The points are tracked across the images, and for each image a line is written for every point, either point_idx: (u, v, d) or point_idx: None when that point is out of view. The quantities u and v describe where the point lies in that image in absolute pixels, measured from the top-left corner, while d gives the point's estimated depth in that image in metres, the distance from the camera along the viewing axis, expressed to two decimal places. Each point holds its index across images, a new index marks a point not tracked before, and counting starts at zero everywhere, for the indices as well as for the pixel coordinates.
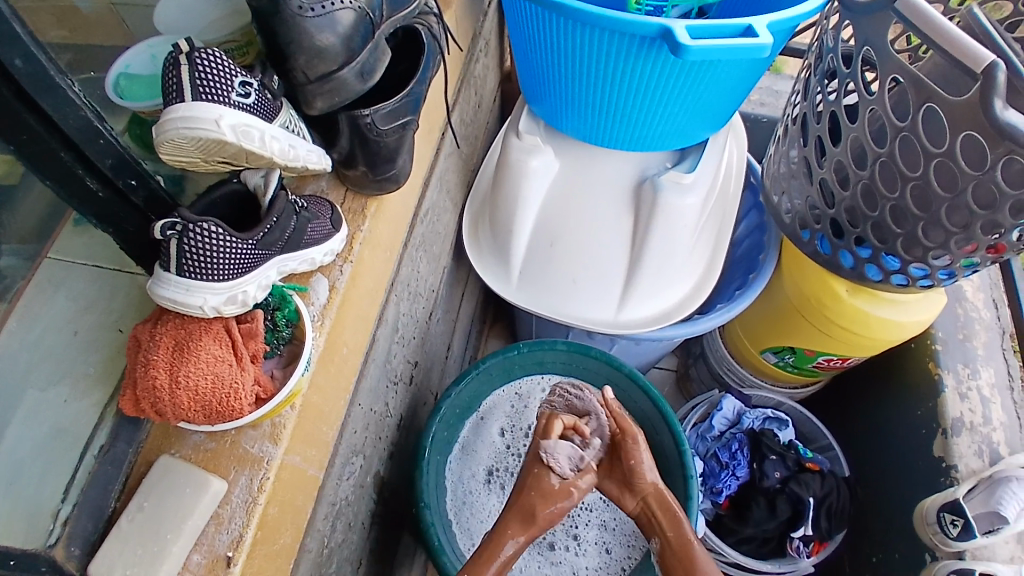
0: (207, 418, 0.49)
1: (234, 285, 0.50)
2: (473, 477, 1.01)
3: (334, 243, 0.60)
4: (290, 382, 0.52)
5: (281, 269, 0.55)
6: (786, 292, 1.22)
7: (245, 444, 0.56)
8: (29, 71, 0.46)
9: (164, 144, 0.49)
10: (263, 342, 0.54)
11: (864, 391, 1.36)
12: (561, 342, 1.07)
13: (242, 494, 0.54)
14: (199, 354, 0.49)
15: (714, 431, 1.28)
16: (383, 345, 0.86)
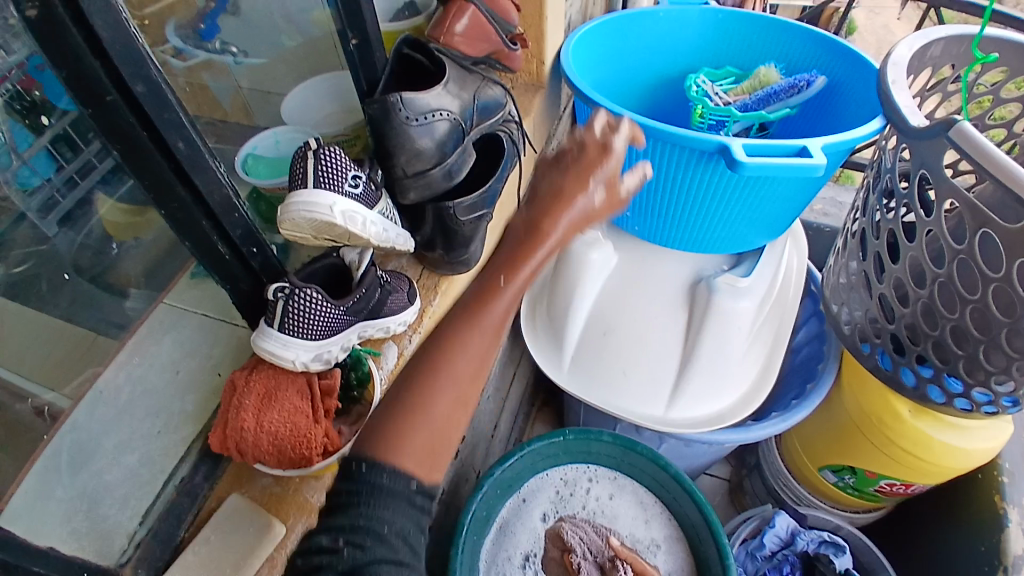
0: (280, 461, 0.58)
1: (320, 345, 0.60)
2: (508, 560, 0.98)
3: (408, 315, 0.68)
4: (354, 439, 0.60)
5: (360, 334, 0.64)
6: (848, 410, 1.19)
7: (306, 493, 0.63)
8: (188, 154, 0.56)
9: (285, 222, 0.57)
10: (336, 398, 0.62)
11: (927, 520, 1.26)
12: (608, 434, 1.06)
13: (296, 540, 0.62)
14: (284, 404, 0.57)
15: (766, 550, 1.21)
16: None
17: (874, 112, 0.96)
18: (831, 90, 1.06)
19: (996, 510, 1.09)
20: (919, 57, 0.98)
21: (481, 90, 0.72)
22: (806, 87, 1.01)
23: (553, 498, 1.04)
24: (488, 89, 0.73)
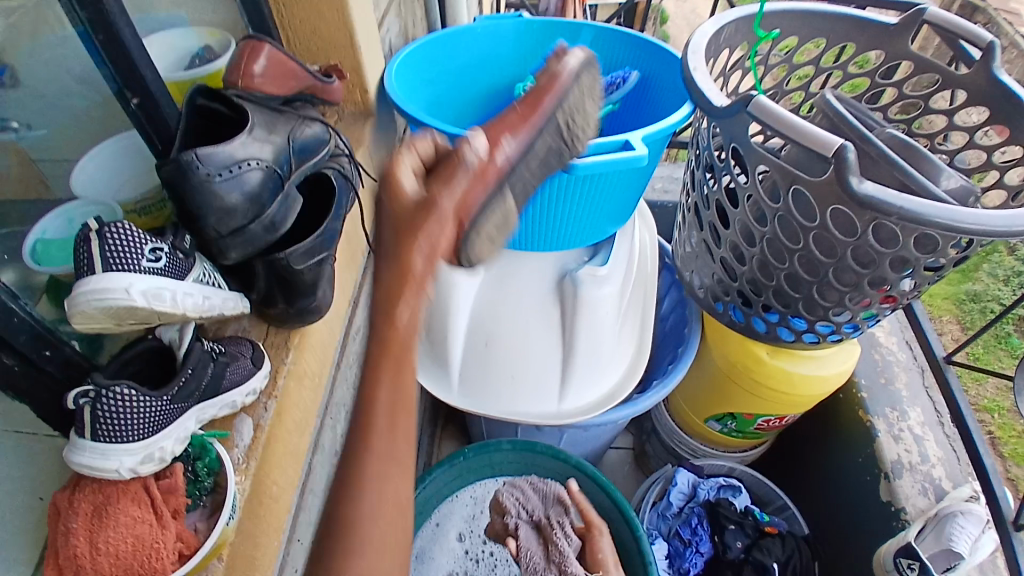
0: None
1: (150, 443, 0.49)
2: None
3: (258, 382, 0.61)
4: (214, 533, 0.51)
5: (201, 417, 0.56)
6: (717, 361, 1.29)
7: None
8: None
9: (73, 316, 0.51)
10: (185, 495, 0.52)
11: (808, 442, 1.41)
12: (506, 442, 1.07)
13: None
14: (118, 518, 0.47)
15: (674, 508, 1.24)
16: (321, 472, 0.85)
17: (682, 100, 1.06)
18: (644, 85, 1.15)
19: (862, 423, 1.24)
20: (716, 40, 1.06)
21: (296, 130, 0.69)
22: (622, 83, 1.13)
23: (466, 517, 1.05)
24: (305, 127, 0.70)
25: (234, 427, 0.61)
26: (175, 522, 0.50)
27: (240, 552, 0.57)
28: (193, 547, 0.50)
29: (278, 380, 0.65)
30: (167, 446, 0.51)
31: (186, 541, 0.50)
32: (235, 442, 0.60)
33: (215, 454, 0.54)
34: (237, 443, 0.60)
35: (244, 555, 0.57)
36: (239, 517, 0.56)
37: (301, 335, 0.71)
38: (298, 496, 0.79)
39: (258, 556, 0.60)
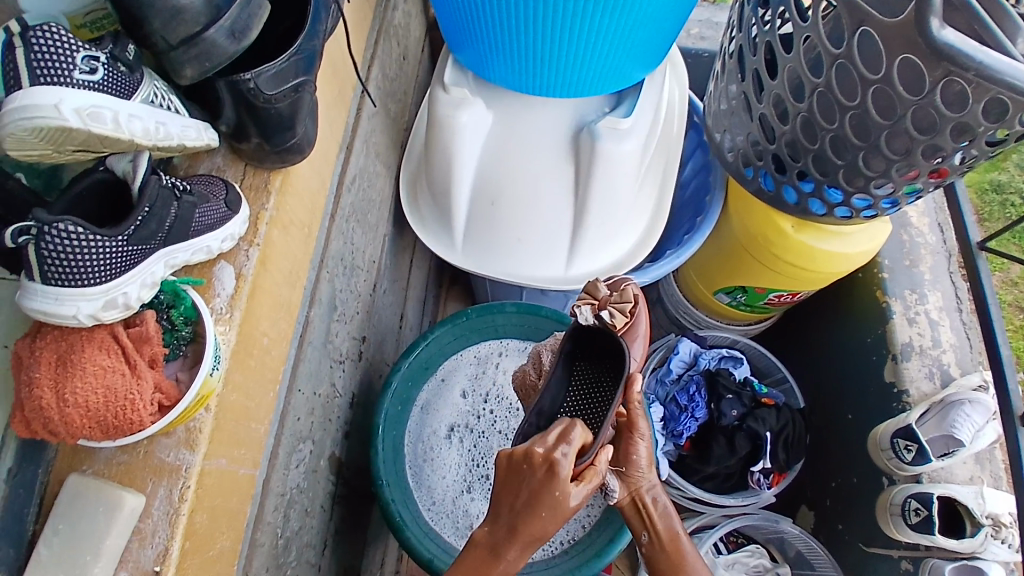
0: (108, 434, 0.45)
1: (112, 285, 0.46)
2: (434, 436, 0.98)
3: (235, 228, 0.55)
4: (191, 385, 0.47)
5: (173, 262, 0.51)
6: (734, 231, 1.21)
7: (160, 454, 0.49)
8: None
9: (5, 142, 0.46)
10: (161, 345, 0.49)
11: (814, 318, 1.39)
12: (510, 305, 1.04)
13: (163, 506, 0.48)
14: (83, 368, 0.44)
15: (672, 374, 1.26)
16: (320, 326, 0.82)
17: None
18: None
19: (879, 305, 1.20)
20: None
21: None
22: None
23: (469, 374, 1.02)
24: None
25: (215, 275, 0.56)
26: (152, 373, 0.47)
27: (228, 400, 0.53)
28: (172, 400, 0.47)
29: (260, 227, 0.59)
30: (130, 291, 0.47)
31: (165, 393, 0.47)
32: (214, 294, 0.55)
33: (189, 303, 0.50)
34: (219, 293, 0.55)
35: (238, 404, 0.55)
36: (226, 368, 0.53)
37: (285, 177, 0.63)
38: (296, 349, 0.76)
39: (250, 408, 0.57)
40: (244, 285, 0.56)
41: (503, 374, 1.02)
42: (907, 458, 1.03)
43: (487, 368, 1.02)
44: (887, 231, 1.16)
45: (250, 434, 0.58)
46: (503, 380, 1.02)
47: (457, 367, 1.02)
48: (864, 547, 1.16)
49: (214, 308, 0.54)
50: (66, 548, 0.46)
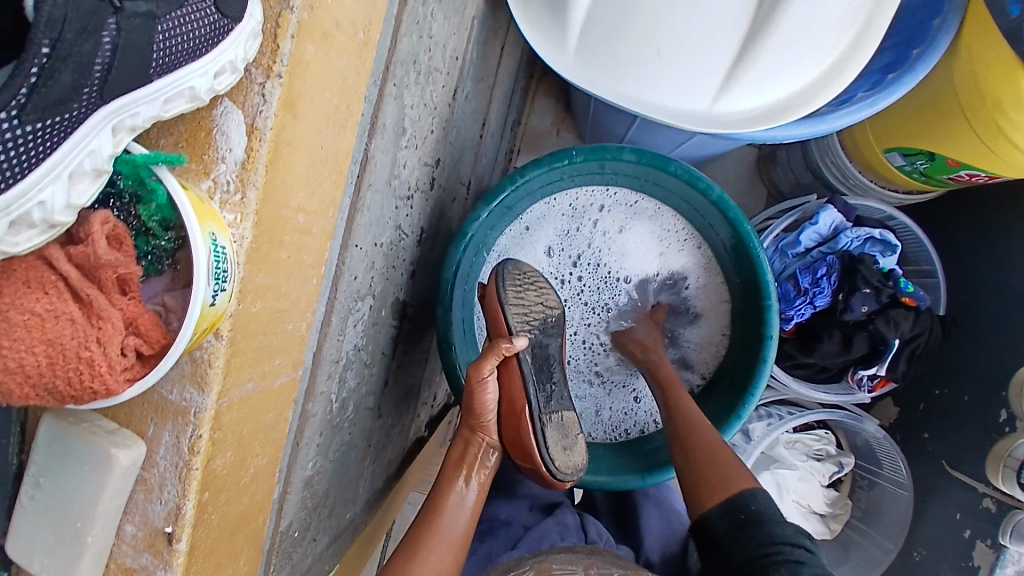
0: (69, 397, 0.34)
1: (25, 191, 0.30)
2: None
3: (235, 53, 0.35)
4: (186, 322, 0.32)
5: (131, 128, 0.35)
6: (957, 79, 0.80)
7: (160, 391, 0.37)
8: None
9: None
10: (126, 261, 0.35)
11: (996, 205, 1.00)
12: (630, 153, 0.76)
13: (169, 454, 0.38)
14: (11, 319, 0.32)
15: (799, 249, 1.03)
16: (383, 160, 0.62)
17: None
18: None
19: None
20: None
21: None
22: None
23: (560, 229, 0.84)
24: None
25: (217, 122, 0.37)
26: (120, 309, 0.34)
27: (249, 314, 0.38)
28: (156, 346, 0.36)
29: (282, 46, 0.36)
30: (55, 195, 0.32)
31: (146, 336, 0.35)
32: (215, 154, 0.37)
33: (162, 195, 0.35)
34: (223, 155, 0.36)
35: (265, 313, 0.40)
36: (244, 271, 0.36)
37: None
38: (351, 194, 0.58)
39: (284, 309, 0.43)
40: (260, 148, 0.36)
41: (602, 234, 0.84)
42: None
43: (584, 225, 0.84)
44: None
45: (286, 338, 0.44)
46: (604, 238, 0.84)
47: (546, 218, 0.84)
48: (945, 466, 1.01)
49: (217, 178, 0.36)
50: (67, 487, 0.38)
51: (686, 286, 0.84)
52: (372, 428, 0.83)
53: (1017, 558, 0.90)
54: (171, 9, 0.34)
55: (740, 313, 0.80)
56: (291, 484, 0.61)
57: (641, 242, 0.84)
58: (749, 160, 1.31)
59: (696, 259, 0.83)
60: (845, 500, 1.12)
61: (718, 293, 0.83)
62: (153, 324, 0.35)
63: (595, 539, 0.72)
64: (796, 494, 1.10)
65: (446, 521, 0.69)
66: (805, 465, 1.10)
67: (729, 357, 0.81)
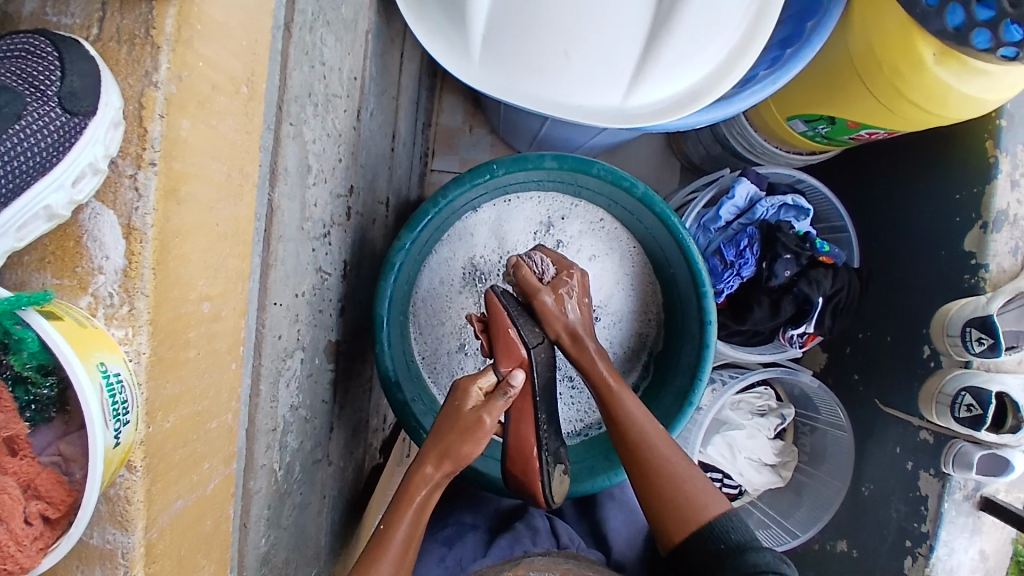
0: None
1: None
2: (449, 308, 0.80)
3: (95, 152, 0.32)
4: (89, 471, 0.28)
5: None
6: (851, 46, 0.83)
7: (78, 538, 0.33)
8: None
9: None
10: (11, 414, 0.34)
11: (891, 158, 1.07)
12: (550, 159, 0.76)
13: None
14: None
15: (720, 223, 1.06)
16: (293, 206, 0.56)
17: None
18: None
19: (983, 161, 0.93)
20: None
21: None
22: None
23: (488, 244, 0.80)
24: None
25: (86, 228, 0.33)
26: (14, 473, 0.33)
27: (162, 433, 0.34)
28: (62, 506, 0.33)
29: (151, 129, 0.32)
30: None
31: (48, 498, 0.33)
32: (91, 265, 0.32)
33: (33, 342, 0.29)
34: (99, 265, 0.32)
35: (183, 422, 0.36)
36: (148, 389, 0.32)
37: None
38: (260, 249, 0.53)
39: (204, 409, 0.38)
40: (144, 251, 0.32)
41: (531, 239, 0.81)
42: (973, 351, 0.88)
43: (513, 234, 0.81)
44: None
45: (211, 437, 0.40)
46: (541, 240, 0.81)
47: (474, 232, 0.80)
48: (878, 403, 1.08)
49: (96, 291, 0.32)
50: None
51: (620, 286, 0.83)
52: (325, 478, 0.78)
53: (961, 483, 0.95)
54: (6, 125, 0.33)
55: (675, 301, 0.81)
56: (246, 568, 0.56)
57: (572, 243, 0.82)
58: (660, 138, 1.33)
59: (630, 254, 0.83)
60: (791, 447, 1.18)
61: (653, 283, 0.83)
62: (55, 483, 0.33)
63: (567, 542, 0.67)
64: (747, 451, 1.14)
65: (405, 534, 0.60)
66: (751, 423, 1.14)
67: (672, 346, 0.82)
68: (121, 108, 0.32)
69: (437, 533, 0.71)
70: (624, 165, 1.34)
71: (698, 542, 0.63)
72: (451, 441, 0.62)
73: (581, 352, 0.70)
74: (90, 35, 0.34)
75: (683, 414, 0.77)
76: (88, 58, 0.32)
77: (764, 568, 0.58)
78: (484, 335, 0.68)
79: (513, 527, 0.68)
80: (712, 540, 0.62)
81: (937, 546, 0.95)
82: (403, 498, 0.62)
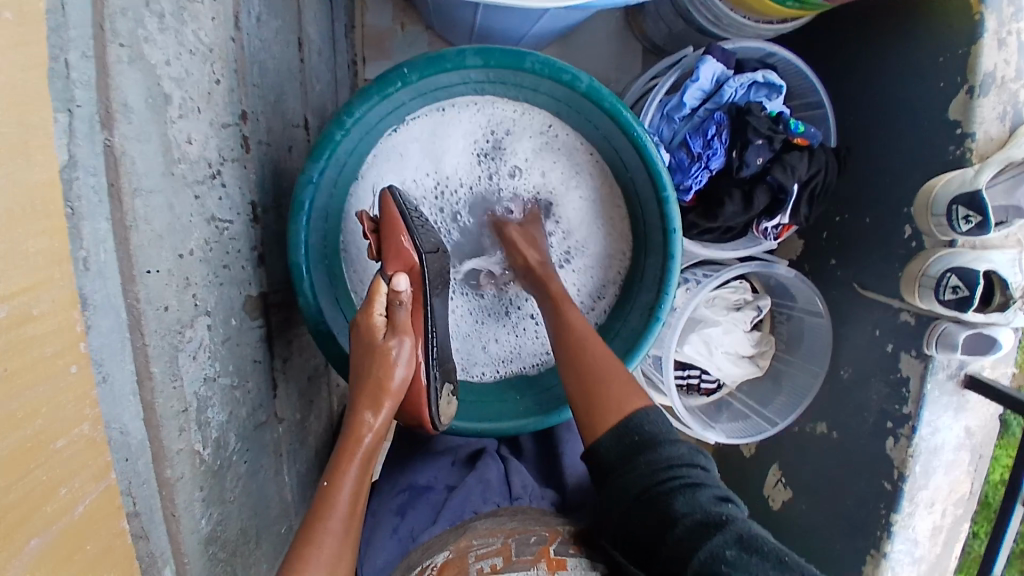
0: None
1: None
2: None
3: None
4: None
5: None
6: None
7: None
8: None
9: None
10: None
11: (873, 18, 0.95)
12: (473, 54, 0.64)
13: None
14: None
15: (685, 111, 0.95)
16: (151, 149, 0.45)
17: None
18: None
19: (967, 18, 0.83)
20: None
21: None
22: None
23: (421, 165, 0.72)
24: None
25: None
26: None
27: None
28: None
29: None
30: None
31: None
32: None
33: None
34: None
35: (11, 453, 0.30)
36: None
37: None
38: (109, 211, 0.41)
39: (41, 429, 0.32)
40: None
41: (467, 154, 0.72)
42: (959, 229, 0.82)
43: (450, 148, 0.72)
44: None
45: (59, 460, 0.33)
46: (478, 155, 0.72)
47: (407, 148, 0.71)
48: (856, 288, 1.03)
49: None
50: None
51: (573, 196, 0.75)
52: (279, 436, 0.73)
53: (946, 363, 0.92)
54: None
55: (634, 209, 0.73)
56: (184, 555, 0.52)
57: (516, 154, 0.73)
58: (618, 14, 1.17)
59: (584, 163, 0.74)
60: (768, 337, 1.15)
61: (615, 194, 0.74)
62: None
63: (520, 492, 0.69)
64: (724, 346, 1.12)
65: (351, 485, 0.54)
66: (727, 318, 1.11)
67: (635, 260, 0.75)
68: None
69: (390, 500, 0.71)
70: (580, 51, 1.18)
71: (642, 456, 0.59)
72: (376, 373, 0.56)
73: (543, 269, 0.70)
74: None
75: (648, 334, 0.72)
76: None
77: (679, 461, 0.58)
78: (375, 237, 0.62)
79: (465, 482, 0.69)
80: (628, 432, 0.61)
81: (920, 426, 0.93)
82: (344, 452, 0.55)
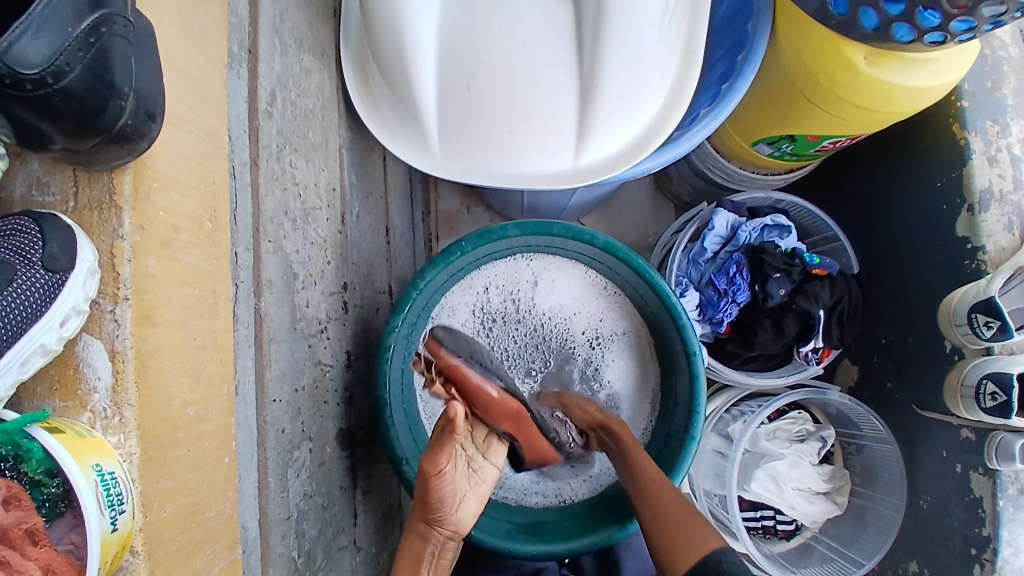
0: None
1: None
2: None
3: (76, 297, 0.38)
4: (88, 551, 0.35)
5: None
6: (786, 67, 0.90)
7: None
8: None
9: None
10: None
11: (874, 167, 1.11)
12: (512, 227, 0.84)
13: None
14: None
15: (707, 254, 1.07)
16: (284, 310, 0.63)
17: None
18: None
19: (954, 143, 0.95)
20: None
21: None
22: None
23: (502, 296, 0.86)
24: None
25: (81, 357, 0.39)
26: None
27: (161, 521, 0.40)
28: None
29: (121, 272, 0.39)
30: None
31: None
32: (87, 387, 0.39)
33: (37, 451, 0.35)
34: (93, 385, 0.39)
35: (180, 511, 0.42)
36: (142, 484, 0.39)
37: (136, 165, 0.41)
38: (253, 353, 0.59)
39: (200, 500, 0.44)
40: (125, 368, 0.39)
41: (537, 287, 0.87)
42: (985, 336, 0.87)
43: (524, 288, 0.87)
44: (973, 57, 0.84)
45: (211, 524, 0.45)
46: (542, 300, 0.87)
47: (489, 281, 0.87)
48: (916, 408, 1.04)
49: (93, 407, 0.39)
50: None
51: (611, 346, 0.86)
52: (357, 564, 0.81)
53: (1013, 477, 0.89)
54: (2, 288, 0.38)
55: (663, 343, 0.84)
56: None
57: (578, 301, 0.86)
58: (648, 182, 1.38)
59: (633, 341, 0.86)
60: (841, 470, 1.12)
61: (652, 374, 0.85)
62: (68, 565, 0.35)
63: None
64: (794, 481, 1.09)
65: None
66: (791, 450, 1.10)
67: (669, 385, 0.84)
68: (96, 260, 0.39)
69: None
70: (619, 214, 1.38)
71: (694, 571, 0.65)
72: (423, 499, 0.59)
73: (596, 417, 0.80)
74: (68, 208, 0.42)
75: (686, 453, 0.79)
76: (66, 228, 0.39)
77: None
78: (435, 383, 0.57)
79: None
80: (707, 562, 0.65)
81: (1002, 547, 0.89)
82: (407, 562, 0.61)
